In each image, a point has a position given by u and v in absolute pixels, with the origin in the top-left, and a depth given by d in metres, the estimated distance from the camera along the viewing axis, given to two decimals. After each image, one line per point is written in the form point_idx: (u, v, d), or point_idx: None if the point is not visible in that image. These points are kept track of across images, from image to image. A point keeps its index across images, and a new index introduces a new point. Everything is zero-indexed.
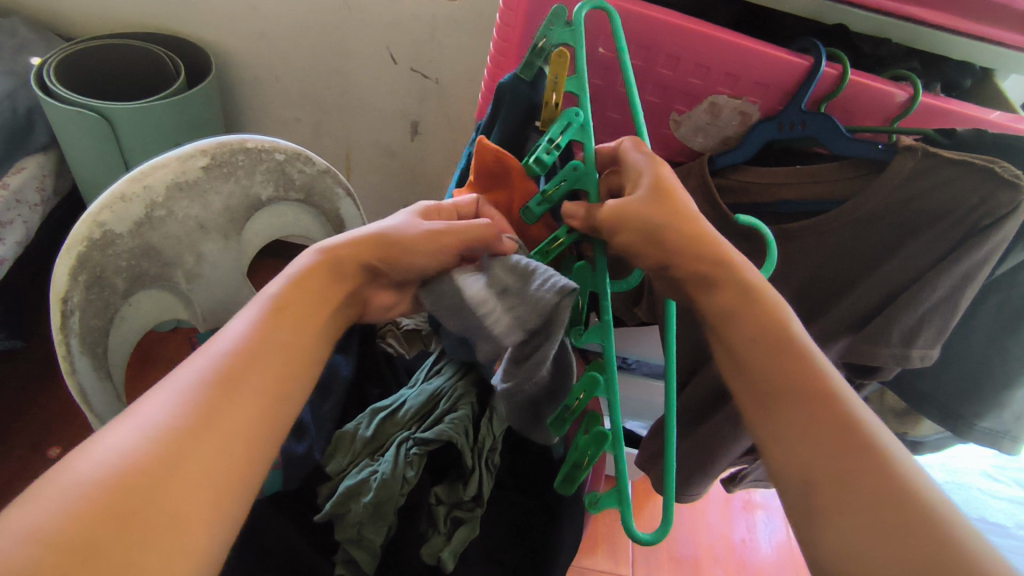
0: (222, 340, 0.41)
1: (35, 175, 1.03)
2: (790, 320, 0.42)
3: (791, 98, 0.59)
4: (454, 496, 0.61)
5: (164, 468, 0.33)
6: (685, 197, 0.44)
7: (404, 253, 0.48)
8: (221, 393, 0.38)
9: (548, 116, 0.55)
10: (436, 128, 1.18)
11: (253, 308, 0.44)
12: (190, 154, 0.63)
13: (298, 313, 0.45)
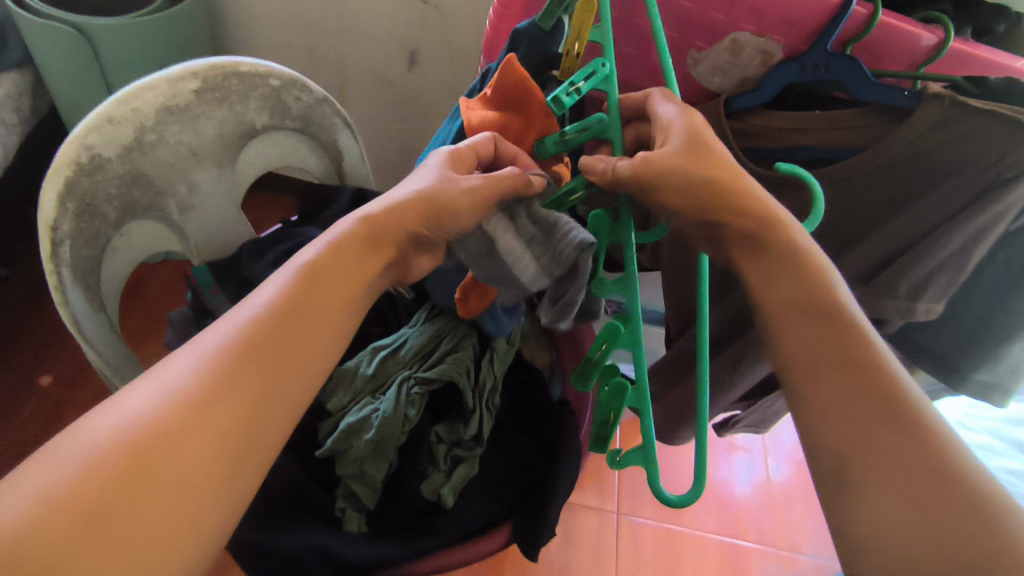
0: (252, 304, 0.39)
1: (10, 94, 0.97)
2: (835, 285, 0.41)
3: (816, 38, 0.55)
4: (454, 436, 0.62)
5: (179, 436, 0.32)
6: (723, 149, 0.43)
7: (447, 211, 0.44)
8: (246, 363, 0.36)
9: (568, 66, 0.51)
10: (435, 59, 1.12)
11: (287, 271, 0.41)
12: (179, 76, 0.59)
13: (333, 281, 0.42)
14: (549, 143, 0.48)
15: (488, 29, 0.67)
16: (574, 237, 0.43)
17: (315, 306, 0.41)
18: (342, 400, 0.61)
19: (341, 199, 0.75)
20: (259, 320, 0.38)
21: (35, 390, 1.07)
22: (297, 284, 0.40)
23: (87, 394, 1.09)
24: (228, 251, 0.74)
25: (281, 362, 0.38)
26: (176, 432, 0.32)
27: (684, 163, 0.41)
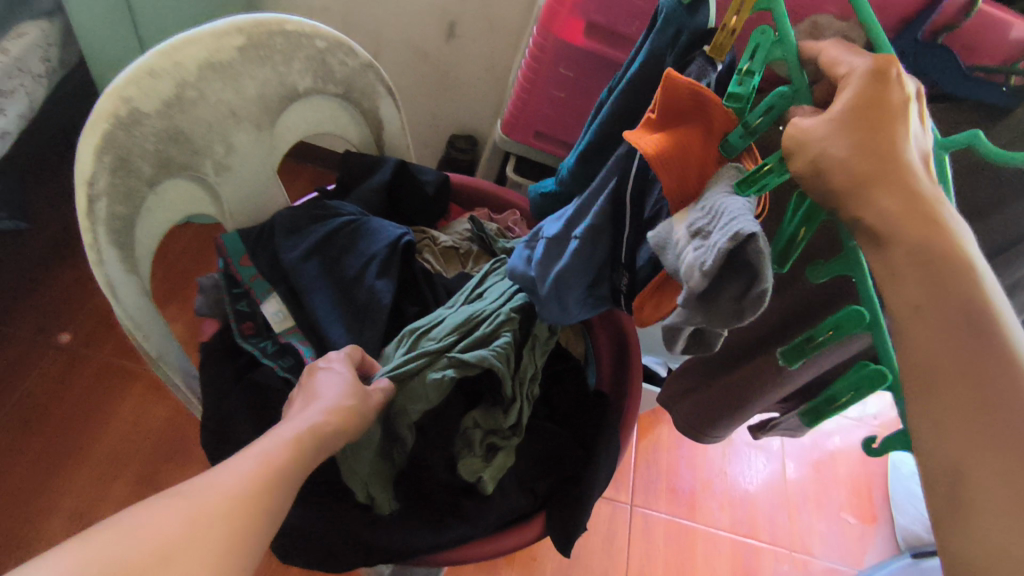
0: (223, 470, 0.38)
1: (39, 43, 0.98)
2: (983, 285, 0.28)
3: (904, 28, 0.53)
4: (491, 423, 0.60)
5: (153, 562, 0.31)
6: (907, 124, 0.31)
7: (355, 419, 0.50)
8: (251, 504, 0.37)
9: (719, 42, 0.45)
10: (474, 32, 1.09)
11: (253, 452, 0.40)
12: (224, 30, 0.56)
13: (290, 475, 0.41)
14: (734, 138, 0.39)
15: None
16: (725, 231, 0.34)
17: (300, 461, 0.43)
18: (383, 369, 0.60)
19: (381, 177, 0.71)
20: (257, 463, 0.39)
21: (54, 346, 1.06)
22: (318, 419, 0.46)
23: (102, 356, 1.07)
24: (261, 219, 0.72)
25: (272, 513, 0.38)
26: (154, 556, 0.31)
27: (835, 139, 0.31)
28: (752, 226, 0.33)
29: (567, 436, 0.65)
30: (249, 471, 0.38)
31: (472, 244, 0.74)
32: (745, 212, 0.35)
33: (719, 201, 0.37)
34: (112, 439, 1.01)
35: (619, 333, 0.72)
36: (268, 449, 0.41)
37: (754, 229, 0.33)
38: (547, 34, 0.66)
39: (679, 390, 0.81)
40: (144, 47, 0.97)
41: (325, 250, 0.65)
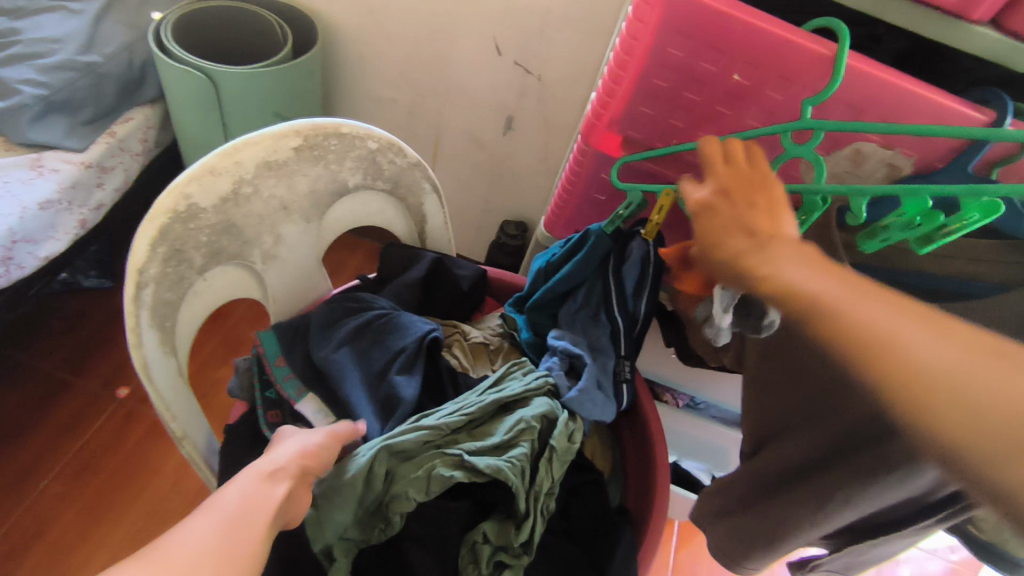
0: (175, 540, 0.40)
1: (140, 126, 1.10)
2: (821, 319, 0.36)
3: (954, 159, 0.51)
4: (502, 539, 0.58)
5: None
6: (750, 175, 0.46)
7: (316, 455, 0.53)
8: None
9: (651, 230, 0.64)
10: (530, 127, 1.13)
11: (203, 515, 0.43)
12: (283, 133, 0.61)
13: (248, 528, 0.43)
14: None
15: (589, 112, 0.65)
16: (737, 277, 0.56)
17: (252, 511, 0.44)
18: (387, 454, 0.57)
19: (416, 272, 0.74)
20: (204, 537, 0.41)
21: (111, 401, 1.12)
22: (272, 462, 0.50)
23: (152, 415, 1.12)
24: (303, 302, 0.75)
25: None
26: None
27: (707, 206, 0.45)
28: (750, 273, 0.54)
29: (582, 554, 0.62)
30: (202, 540, 0.41)
31: (503, 340, 0.75)
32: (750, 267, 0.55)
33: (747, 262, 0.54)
34: (148, 497, 1.04)
35: (643, 441, 0.71)
36: (218, 509, 0.43)
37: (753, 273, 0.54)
38: (587, 144, 0.68)
39: (711, 512, 0.75)
40: (228, 132, 1.07)
41: (357, 344, 0.66)
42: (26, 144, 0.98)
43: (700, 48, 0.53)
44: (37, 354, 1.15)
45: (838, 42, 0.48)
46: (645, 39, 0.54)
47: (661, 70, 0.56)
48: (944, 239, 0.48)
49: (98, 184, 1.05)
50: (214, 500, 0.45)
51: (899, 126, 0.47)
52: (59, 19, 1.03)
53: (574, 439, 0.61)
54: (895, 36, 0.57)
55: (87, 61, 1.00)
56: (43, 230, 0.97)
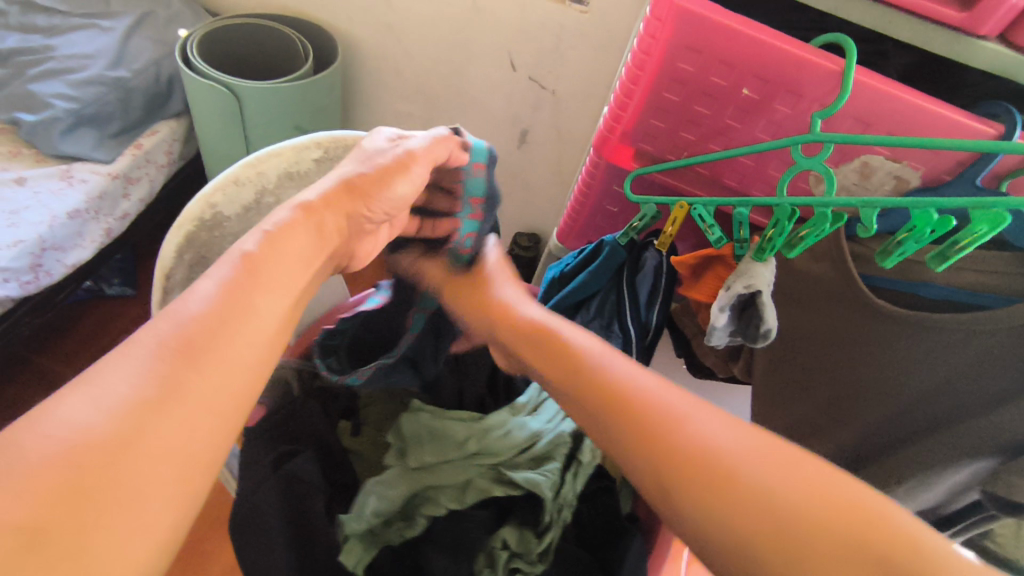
0: (190, 303, 0.39)
1: (166, 138, 1.14)
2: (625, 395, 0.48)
3: (962, 171, 0.52)
4: (522, 547, 0.59)
5: (147, 412, 0.33)
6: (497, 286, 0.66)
7: (380, 185, 0.52)
8: (199, 344, 0.37)
9: (664, 241, 0.66)
10: (544, 141, 1.15)
11: (222, 267, 0.42)
12: (305, 145, 0.62)
13: (273, 277, 0.43)
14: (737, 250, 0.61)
15: (601, 126, 0.67)
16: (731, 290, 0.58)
17: (264, 276, 0.43)
18: (423, 455, 0.63)
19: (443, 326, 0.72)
20: (211, 304, 0.39)
21: None
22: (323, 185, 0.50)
23: None
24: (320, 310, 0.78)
25: (253, 349, 0.40)
26: (142, 424, 0.33)
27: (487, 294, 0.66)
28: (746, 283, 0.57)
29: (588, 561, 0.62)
30: (212, 299, 0.40)
31: None
32: (743, 279, 0.58)
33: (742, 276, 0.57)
34: None
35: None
36: (226, 266, 0.42)
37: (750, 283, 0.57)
38: (600, 156, 0.70)
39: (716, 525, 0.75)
40: (250, 145, 1.10)
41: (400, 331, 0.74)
42: (58, 156, 1.02)
43: (709, 64, 0.55)
44: (62, 360, 1.18)
45: (847, 57, 0.49)
46: (656, 54, 0.56)
47: (671, 85, 0.58)
48: (960, 255, 0.47)
49: (124, 195, 1.08)
50: (232, 248, 0.44)
51: (905, 139, 0.48)
52: (91, 36, 1.07)
53: (597, 456, 0.65)
54: (903, 51, 0.58)
55: (116, 76, 1.04)
56: (71, 238, 1.00)
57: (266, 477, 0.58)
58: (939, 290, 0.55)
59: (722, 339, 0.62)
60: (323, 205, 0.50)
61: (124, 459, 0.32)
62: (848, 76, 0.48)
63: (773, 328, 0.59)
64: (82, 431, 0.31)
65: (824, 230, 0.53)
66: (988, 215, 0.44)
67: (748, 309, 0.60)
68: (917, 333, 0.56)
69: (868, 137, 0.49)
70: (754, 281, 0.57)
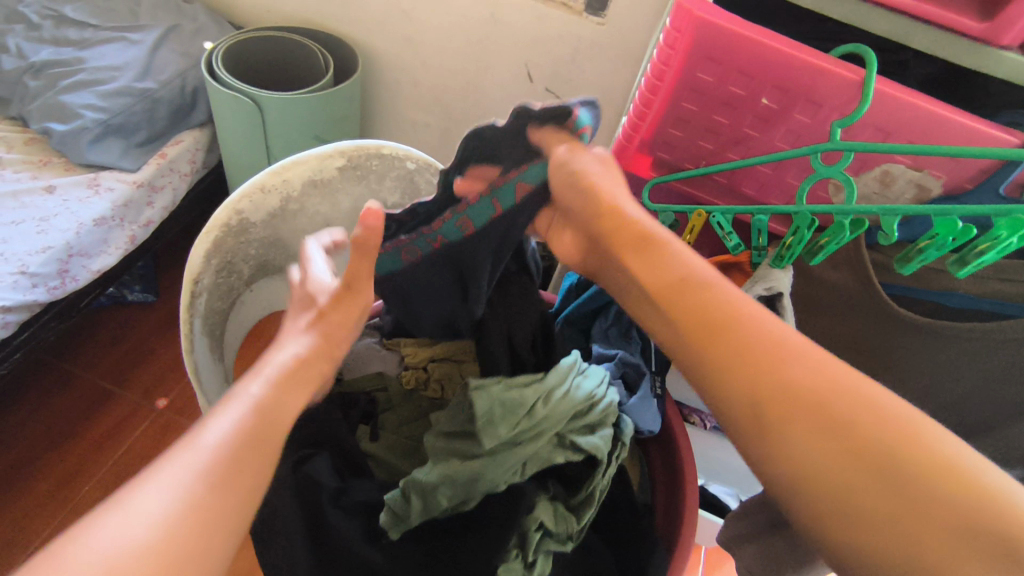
0: (209, 435, 0.38)
1: (190, 147, 1.16)
2: (732, 312, 0.40)
3: (986, 178, 0.52)
4: (559, 526, 0.57)
5: (171, 529, 0.33)
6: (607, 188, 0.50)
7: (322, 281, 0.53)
8: (231, 465, 0.37)
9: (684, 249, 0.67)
10: None
11: (234, 410, 0.40)
12: (329, 153, 0.63)
13: (284, 417, 0.42)
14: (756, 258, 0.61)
15: (619, 135, 0.67)
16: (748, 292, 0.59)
17: (281, 401, 0.42)
18: (498, 434, 0.56)
19: (487, 261, 0.59)
20: (245, 418, 0.39)
21: (151, 411, 1.16)
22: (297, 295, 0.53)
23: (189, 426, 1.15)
24: None
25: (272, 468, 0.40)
26: (165, 543, 0.32)
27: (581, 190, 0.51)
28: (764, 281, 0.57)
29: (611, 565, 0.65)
30: (229, 433, 0.38)
31: None
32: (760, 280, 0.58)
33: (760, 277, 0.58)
34: None
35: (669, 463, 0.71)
36: (245, 400, 0.41)
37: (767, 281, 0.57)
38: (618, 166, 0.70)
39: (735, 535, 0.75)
40: (271, 154, 1.12)
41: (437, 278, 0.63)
42: (85, 165, 1.05)
43: (728, 73, 0.55)
44: (84, 364, 1.20)
45: (867, 67, 0.50)
46: (675, 65, 0.57)
47: (690, 95, 0.59)
48: (979, 260, 0.47)
49: (148, 203, 1.11)
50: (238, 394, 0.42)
51: (924, 147, 0.48)
52: (119, 49, 1.11)
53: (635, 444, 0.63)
54: (923, 61, 0.58)
55: (143, 88, 1.07)
56: (96, 245, 1.02)
57: (285, 478, 0.59)
58: (962, 298, 0.55)
59: None
60: (321, 341, 0.50)
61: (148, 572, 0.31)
62: (867, 86, 0.49)
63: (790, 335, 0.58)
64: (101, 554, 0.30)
65: (844, 237, 0.53)
66: (1005, 222, 0.44)
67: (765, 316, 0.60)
68: (941, 342, 0.56)
69: (884, 147, 0.49)
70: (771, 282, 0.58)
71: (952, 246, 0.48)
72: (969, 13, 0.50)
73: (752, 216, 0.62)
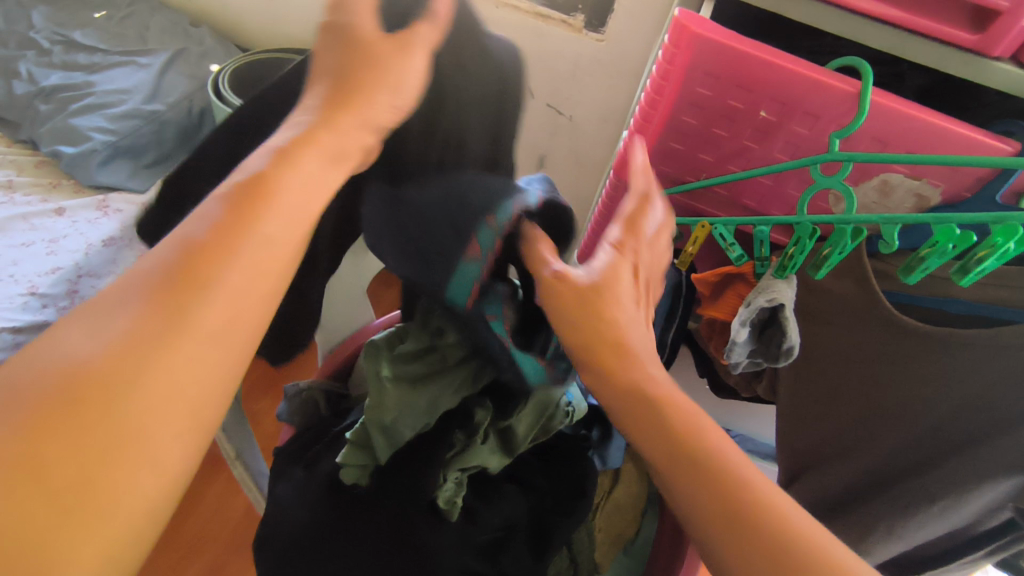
0: (193, 228, 0.32)
1: None
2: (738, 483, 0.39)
3: (983, 185, 0.52)
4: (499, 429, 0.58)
5: (129, 369, 0.28)
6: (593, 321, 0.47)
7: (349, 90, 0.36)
8: (181, 299, 0.30)
9: (686, 261, 0.67)
10: (562, 166, 1.18)
11: (231, 198, 0.33)
12: None
13: (296, 210, 0.34)
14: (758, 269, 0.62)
15: (620, 149, 0.69)
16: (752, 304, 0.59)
17: (265, 234, 0.32)
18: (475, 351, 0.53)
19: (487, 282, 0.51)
20: (213, 232, 0.31)
21: None
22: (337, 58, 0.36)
23: None
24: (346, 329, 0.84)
25: (251, 320, 0.32)
26: (131, 393, 0.27)
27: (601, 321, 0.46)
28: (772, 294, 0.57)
29: (545, 489, 0.64)
30: (215, 227, 0.32)
31: None
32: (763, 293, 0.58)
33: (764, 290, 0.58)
34: (193, 526, 1.13)
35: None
36: (189, 233, 0.32)
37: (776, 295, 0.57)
38: (619, 180, 0.72)
39: None
40: None
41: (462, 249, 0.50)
42: (95, 186, 1.06)
43: (727, 87, 0.56)
44: None
45: (864, 79, 0.50)
46: (675, 79, 0.57)
47: (690, 109, 0.60)
48: (980, 268, 0.47)
49: None
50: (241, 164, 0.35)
51: (923, 157, 0.49)
52: (128, 73, 1.13)
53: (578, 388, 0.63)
54: (918, 73, 0.59)
55: (151, 110, 1.09)
56: (106, 265, 1.02)
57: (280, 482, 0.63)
58: (961, 304, 0.56)
59: (743, 356, 0.62)
60: (331, 126, 0.36)
61: (110, 419, 0.27)
62: (862, 100, 0.49)
63: (797, 344, 0.58)
64: (45, 380, 0.26)
65: (847, 245, 0.53)
66: (1005, 230, 0.44)
67: (769, 325, 0.60)
68: (941, 350, 0.56)
69: (882, 158, 0.50)
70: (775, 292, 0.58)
71: (954, 254, 0.48)
72: (960, 26, 0.51)
73: (754, 227, 0.63)
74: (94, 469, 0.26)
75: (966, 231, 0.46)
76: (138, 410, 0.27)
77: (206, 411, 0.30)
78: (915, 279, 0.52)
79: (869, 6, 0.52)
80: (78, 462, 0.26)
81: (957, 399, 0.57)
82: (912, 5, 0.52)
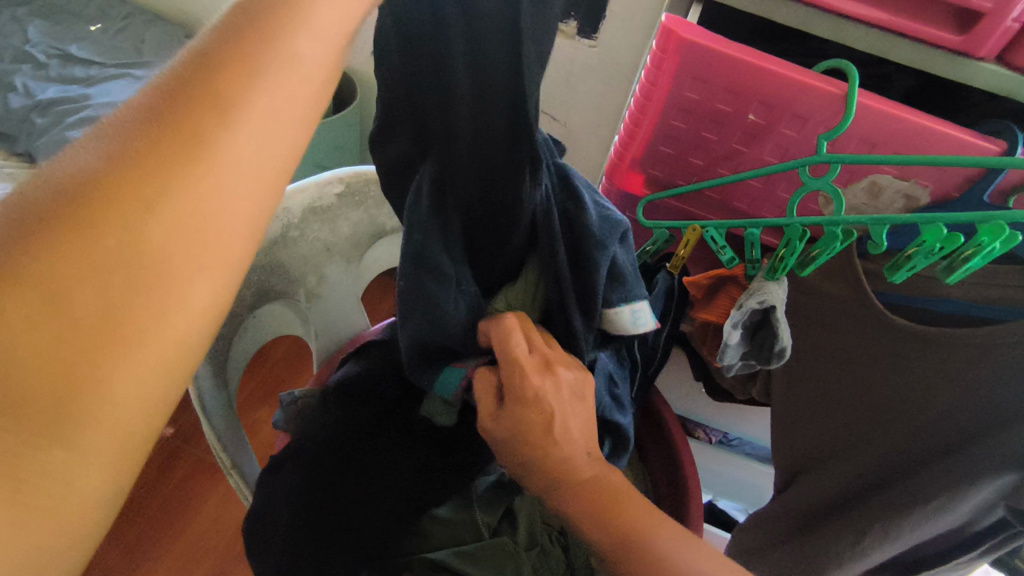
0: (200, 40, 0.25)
1: None
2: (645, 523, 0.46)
3: (971, 184, 0.52)
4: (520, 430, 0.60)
5: (133, 202, 0.22)
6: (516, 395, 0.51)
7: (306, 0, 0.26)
8: (184, 120, 0.23)
9: (676, 264, 0.67)
10: None
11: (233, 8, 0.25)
12: (327, 181, 0.68)
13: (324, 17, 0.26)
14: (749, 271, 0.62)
15: (611, 155, 0.69)
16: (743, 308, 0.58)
17: (296, 48, 0.25)
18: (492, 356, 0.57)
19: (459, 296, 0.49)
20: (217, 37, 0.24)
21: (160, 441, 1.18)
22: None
23: None
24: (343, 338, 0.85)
25: (286, 152, 0.26)
26: (141, 235, 0.23)
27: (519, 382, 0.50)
28: (764, 297, 0.57)
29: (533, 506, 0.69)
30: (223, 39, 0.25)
31: None
32: (753, 295, 0.58)
33: (756, 295, 0.57)
34: (191, 537, 1.13)
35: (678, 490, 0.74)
36: (201, 41, 0.25)
37: (768, 298, 0.57)
38: (612, 185, 0.72)
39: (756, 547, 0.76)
40: None
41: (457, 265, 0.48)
42: None
43: (715, 91, 0.56)
44: None
45: (849, 82, 0.51)
46: (663, 84, 0.58)
47: (680, 113, 0.60)
48: (966, 265, 0.47)
49: None
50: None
51: (910, 158, 0.49)
52: (124, 86, 1.14)
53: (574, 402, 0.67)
54: (905, 75, 0.59)
55: None
56: None
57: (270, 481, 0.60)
58: (951, 303, 0.56)
59: (735, 358, 0.62)
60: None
61: (92, 270, 0.22)
62: (847, 102, 0.50)
63: (788, 345, 0.59)
64: (30, 207, 0.22)
65: (837, 246, 0.53)
66: (990, 228, 0.44)
67: (760, 327, 0.60)
68: (932, 350, 0.56)
69: (871, 160, 0.50)
70: (765, 294, 0.58)
71: (941, 252, 0.49)
72: (943, 27, 0.52)
73: (745, 230, 0.63)
74: (101, 327, 0.22)
75: (954, 233, 0.46)
76: (150, 248, 0.23)
77: (237, 260, 0.25)
78: (903, 278, 0.52)
79: (854, 9, 0.52)
80: (83, 318, 0.22)
81: (949, 399, 0.57)
82: (897, 7, 0.52)
